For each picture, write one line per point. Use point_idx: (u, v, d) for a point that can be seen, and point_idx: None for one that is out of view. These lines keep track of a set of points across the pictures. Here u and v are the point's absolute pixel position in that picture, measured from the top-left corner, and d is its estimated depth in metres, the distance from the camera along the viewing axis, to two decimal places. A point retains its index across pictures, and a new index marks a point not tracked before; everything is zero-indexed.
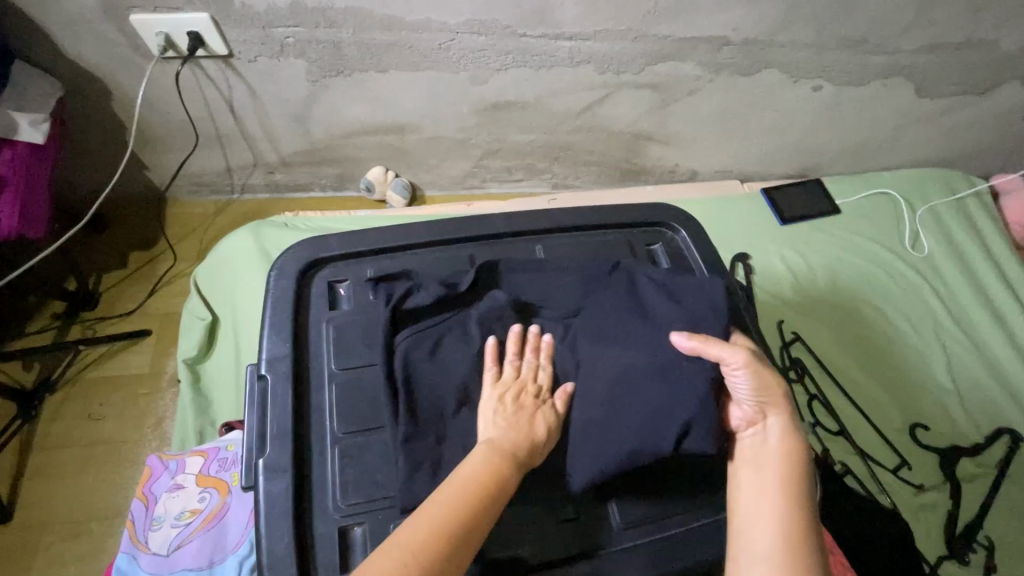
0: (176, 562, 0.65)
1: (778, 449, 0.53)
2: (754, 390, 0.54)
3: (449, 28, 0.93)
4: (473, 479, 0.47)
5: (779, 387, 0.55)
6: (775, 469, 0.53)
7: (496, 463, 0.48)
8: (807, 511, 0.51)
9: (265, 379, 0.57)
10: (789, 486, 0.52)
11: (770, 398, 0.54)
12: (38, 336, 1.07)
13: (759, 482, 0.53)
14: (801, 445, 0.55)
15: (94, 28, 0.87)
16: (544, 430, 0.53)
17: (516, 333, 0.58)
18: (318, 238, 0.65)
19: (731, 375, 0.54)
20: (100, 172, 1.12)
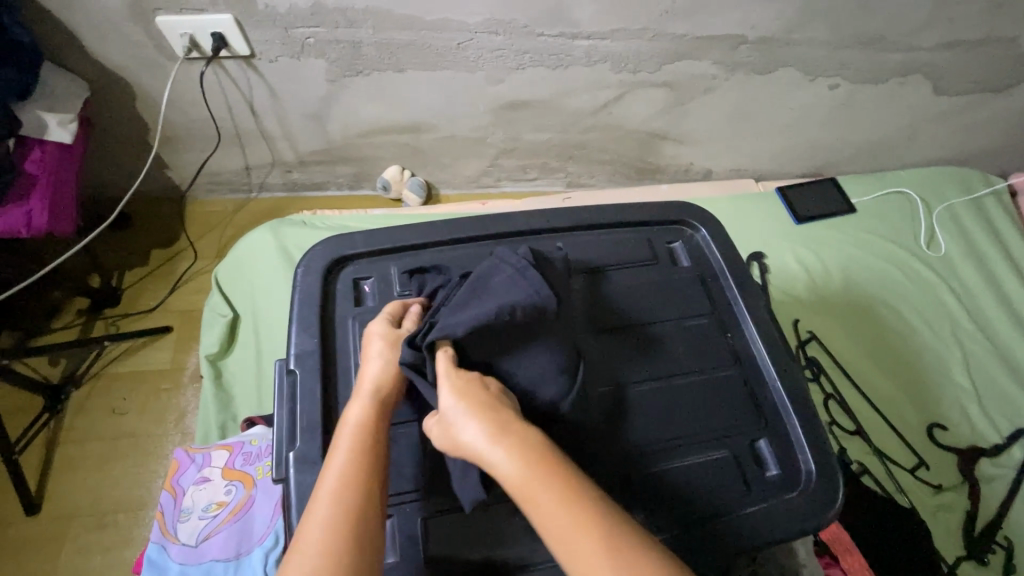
0: (204, 553, 0.67)
1: (518, 475, 0.43)
2: (461, 427, 0.47)
3: (468, 28, 0.94)
4: (342, 468, 0.46)
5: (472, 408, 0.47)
6: (535, 496, 0.42)
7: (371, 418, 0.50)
8: (589, 496, 0.42)
9: (294, 373, 0.58)
10: (554, 492, 0.42)
11: (476, 419, 0.47)
12: (63, 331, 1.09)
13: (538, 518, 0.42)
14: (525, 439, 0.45)
15: (120, 30, 0.89)
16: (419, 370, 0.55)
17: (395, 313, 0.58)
18: (343, 236, 0.66)
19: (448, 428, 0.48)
20: (123, 171, 1.14)
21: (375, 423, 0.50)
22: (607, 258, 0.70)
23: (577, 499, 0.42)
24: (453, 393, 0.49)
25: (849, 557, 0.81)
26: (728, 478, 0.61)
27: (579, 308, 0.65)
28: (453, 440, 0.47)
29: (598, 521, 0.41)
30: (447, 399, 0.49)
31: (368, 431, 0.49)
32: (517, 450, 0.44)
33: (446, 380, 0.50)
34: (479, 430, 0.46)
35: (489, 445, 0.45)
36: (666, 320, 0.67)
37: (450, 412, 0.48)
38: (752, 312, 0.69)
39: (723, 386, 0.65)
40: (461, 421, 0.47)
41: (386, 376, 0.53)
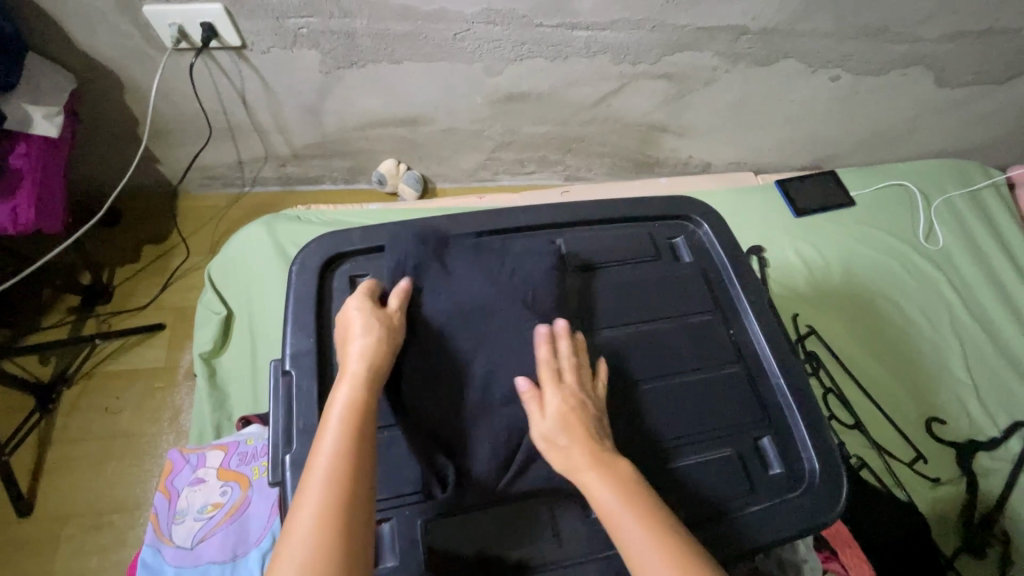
0: (200, 556, 0.66)
1: (611, 499, 0.47)
2: (556, 443, 0.50)
3: (465, 18, 0.91)
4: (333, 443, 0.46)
5: (583, 427, 0.51)
6: (619, 520, 0.47)
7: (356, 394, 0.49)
8: (667, 527, 0.47)
9: (290, 374, 0.56)
10: (640, 522, 0.46)
11: (581, 441, 0.50)
12: (53, 330, 1.07)
13: (623, 536, 0.46)
14: (625, 469, 0.49)
15: (107, 21, 0.86)
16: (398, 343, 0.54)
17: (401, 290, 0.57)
18: (339, 232, 0.64)
19: (556, 437, 0.50)
20: (112, 165, 1.11)
21: (360, 406, 0.48)
22: (608, 254, 0.69)
23: (657, 528, 0.46)
24: (558, 409, 0.51)
25: (849, 552, 0.81)
26: (730, 478, 0.60)
27: (580, 305, 0.64)
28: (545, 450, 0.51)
29: (671, 550, 0.45)
30: (556, 411, 0.51)
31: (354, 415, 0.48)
32: (613, 477, 0.48)
33: (557, 389, 0.53)
34: (578, 452, 0.50)
35: (584, 466, 0.49)
36: (668, 318, 0.66)
37: (559, 427, 0.51)
38: (755, 308, 0.68)
39: (726, 384, 0.64)
40: (566, 440, 0.50)
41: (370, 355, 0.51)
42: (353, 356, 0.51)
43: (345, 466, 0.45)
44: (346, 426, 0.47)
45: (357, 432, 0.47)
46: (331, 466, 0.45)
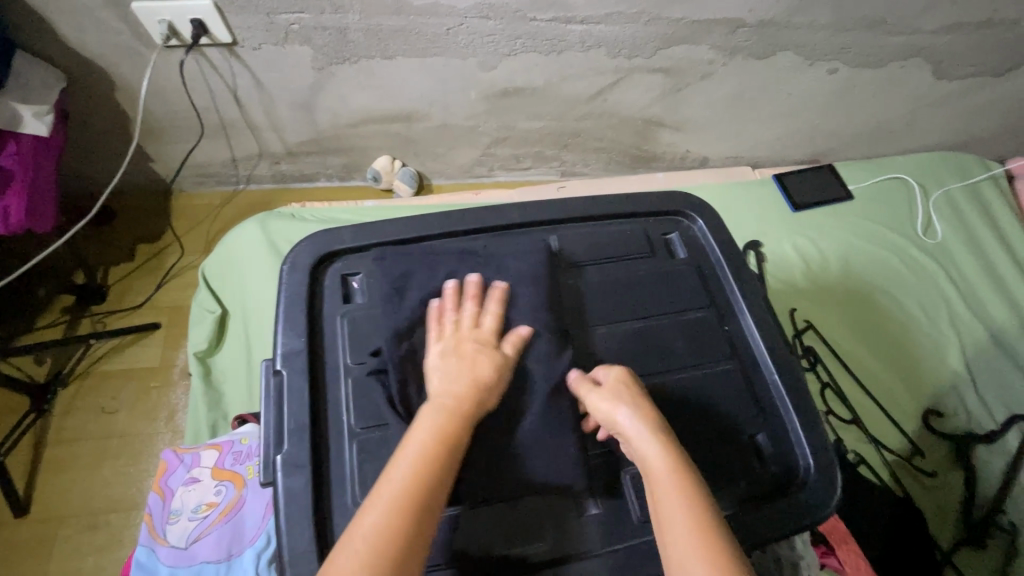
0: (195, 555, 0.66)
1: (662, 464, 0.49)
2: (614, 401, 0.53)
3: (458, 12, 0.90)
4: (419, 453, 0.47)
5: (646, 403, 0.53)
6: (664, 484, 0.48)
7: (445, 418, 0.49)
8: (712, 512, 0.46)
9: (281, 373, 0.56)
10: (683, 493, 0.47)
11: (640, 412, 0.52)
12: (47, 330, 1.06)
13: (666, 499, 0.47)
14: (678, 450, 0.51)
15: (96, 17, 0.85)
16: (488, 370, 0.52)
17: (461, 294, 0.57)
18: (331, 230, 0.64)
19: (616, 403, 0.53)
20: (104, 164, 1.11)
21: (451, 429, 0.48)
22: (604, 251, 0.68)
23: (699, 503, 0.46)
24: (625, 380, 0.54)
25: (844, 546, 0.83)
26: (724, 475, 0.59)
27: (573, 301, 0.64)
28: (603, 411, 0.53)
29: (709, 530, 0.45)
30: (621, 388, 0.54)
31: (450, 442, 0.48)
32: (667, 443, 0.50)
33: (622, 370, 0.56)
34: (639, 415, 0.52)
35: (640, 427, 0.51)
36: (663, 314, 0.66)
37: (620, 395, 0.53)
38: (749, 303, 0.68)
39: (721, 380, 0.63)
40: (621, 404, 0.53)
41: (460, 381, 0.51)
42: (465, 384, 0.51)
43: (429, 482, 0.45)
44: (439, 449, 0.47)
45: (448, 459, 0.47)
46: (416, 478, 0.45)
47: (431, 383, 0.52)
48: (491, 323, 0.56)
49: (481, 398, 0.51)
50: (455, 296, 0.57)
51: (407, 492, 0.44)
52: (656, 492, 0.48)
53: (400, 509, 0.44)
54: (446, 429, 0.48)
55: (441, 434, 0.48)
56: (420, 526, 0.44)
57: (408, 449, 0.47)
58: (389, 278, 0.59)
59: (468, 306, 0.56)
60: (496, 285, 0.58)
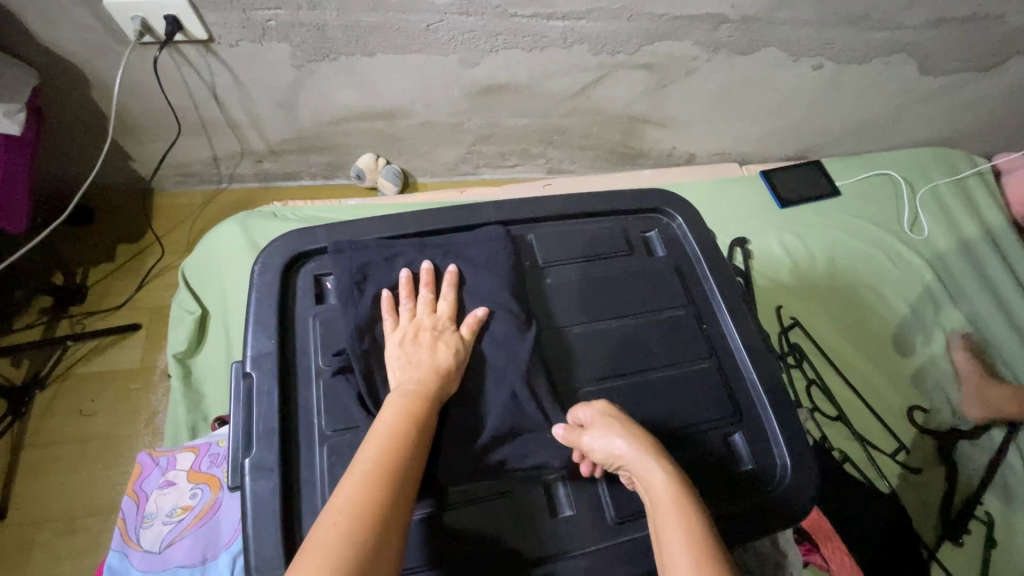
0: (168, 559, 0.65)
1: (663, 492, 0.47)
2: (607, 433, 0.51)
3: (437, 8, 0.89)
4: (388, 433, 0.47)
5: (642, 433, 0.52)
6: (666, 515, 0.46)
7: (411, 401, 0.50)
8: (713, 537, 0.44)
9: (250, 376, 0.55)
10: (685, 522, 0.45)
11: (636, 442, 0.51)
12: (26, 332, 1.05)
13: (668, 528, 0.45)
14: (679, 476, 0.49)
15: (67, 14, 0.84)
16: (447, 355, 0.54)
17: (409, 278, 0.58)
18: (304, 230, 0.63)
19: (609, 434, 0.51)
20: (81, 162, 1.09)
21: (419, 410, 0.49)
22: (582, 249, 0.68)
23: (701, 532, 0.44)
24: (616, 414, 0.54)
25: (829, 543, 0.84)
26: (701, 474, 0.59)
27: (552, 300, 0.64)
28: (599, 449, 0.51)
29: (714, 561, 0.42)
30: (612, 420, 0.53)
31: (419, 418, 0.49)
32: (667, 472, 0.49)
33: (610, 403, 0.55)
34: (636, 446, 0.51)
35: (638, 458, 0.50)
36: (641, 313, 0.65)
37: (612, 427, 0.52)
38: (727, 301, 0.68)
39: (698, 378, 0.63)
40: (613, 436, 0.51)
41: (420, 366, 0.52)
42: (426, 368, 0.52)
43: (402, 456, 0.46)
44: (409, 424, 0.48)
45: (418, 435, 0.48)
46: (388, 452, 0.45)
47: (392, 372, 0.53)
48: (447, 308, 0.58)
49: (444, 379, 0.53)
50: (409, 285, 0.58)
51: (381, 464, 0.45)
52: (659, 524, 0.46)
53: (375, 481, 0.43)
54: (415, 406, 0.49)
55: (410, 411, 0.49)
56: (396, 498, 0.43)
57: (378, 429, 0.47)
58: (350, 270, 0.58)
59: (424, 294, 0.58)
60: (448, 271, 0.60)
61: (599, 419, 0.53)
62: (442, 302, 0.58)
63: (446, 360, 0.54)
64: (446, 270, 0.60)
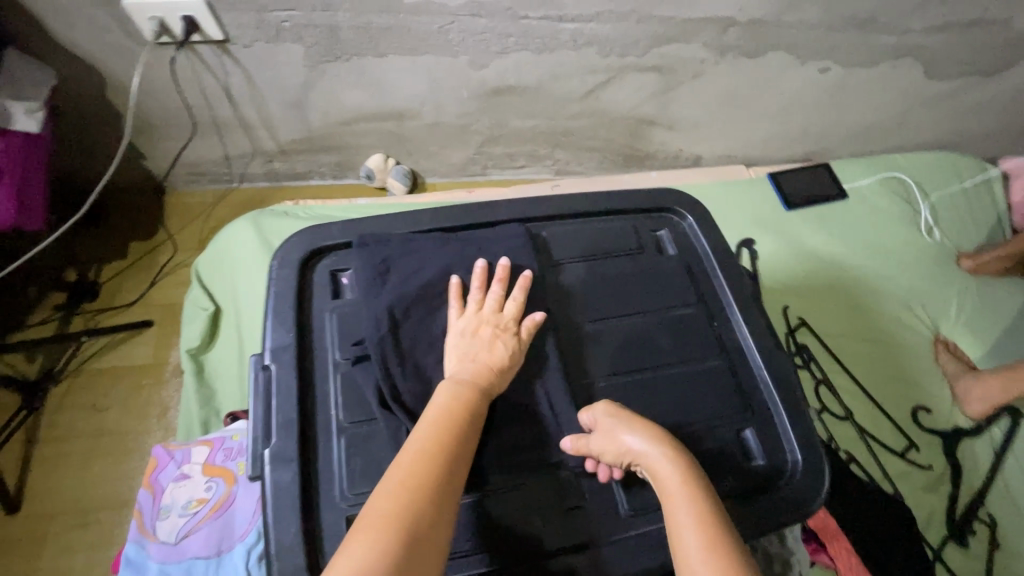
0: (185, 551, 0.66)
1: (673, 485, 0.49)
2: (615, 432, 0.52)
3: (449, 10, 0.91)
4: (448, 405, 0.50)
5: (650, 426, 0.53)
6: (676, 505, 0.48)
7: (470, 385, 0.51)
8: (721, 522, 0.47)
9: (269, 368, 0.56)
10: (698, 510, 0.47)
11: (645, 435, 0.52)
12: (39, 327, 1.06)
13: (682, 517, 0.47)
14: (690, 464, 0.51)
15: (86, 15, 0.85)
16: (503, 356, 0.54)
17: (481, 267, 0.59)
18: (320, 227, 0.64)
19: (617, 431, 0.52)
20: (96, 161, 1.11)
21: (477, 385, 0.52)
22: (594, 247, 0.69)
23: (713, 520, 0.46)
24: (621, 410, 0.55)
25: (836, 543, 0.86)
26: (713, 469, 0.60)
27: (569, 297, 0.65)
28: (609, 448, 0.52)
29: (722, 542, 0.45)
30: (615, 417, 0.54)
31: (470, 409, 0.50)
32: (677, 462, 0.50)
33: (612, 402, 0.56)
34: (645, 440, 0.52)
35: (649, 451, 0.51)
36: (651, 310, 0.66)
37: (616, 424, 0.53)
38: (737, 299, 0.68)
39: (709, 375, 0.64)
40: (621, 432, 0.52)
41: (478, 359, 0.53)
42: (484, 365, 0.53)
43: (462, 424, 0.49)
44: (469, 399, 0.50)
45: (468, 425, 0.49)
46: (437, 439, 0.47)
47: (451, 358, 0.54)
48: (513, 308, 0.57)
49: (497, 377, 0.53)
50: (483, 276, 0.59)
51: (442, 431, 0.48)
52: (671, 515, 0.48)
53: (421, 465, 0.45)
54: (470, 394, 0.51)
55: (462, 400, 0.50)
56: (441, 484, 0.44)
57: (427, 415, 0.49)
58: (370, 265, 0.60)
59: (493, 289, 0.58)
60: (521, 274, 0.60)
61: (603, 422, 0.54)
62: (516, 299, 0.58)
63: (505, 361, 0.54)
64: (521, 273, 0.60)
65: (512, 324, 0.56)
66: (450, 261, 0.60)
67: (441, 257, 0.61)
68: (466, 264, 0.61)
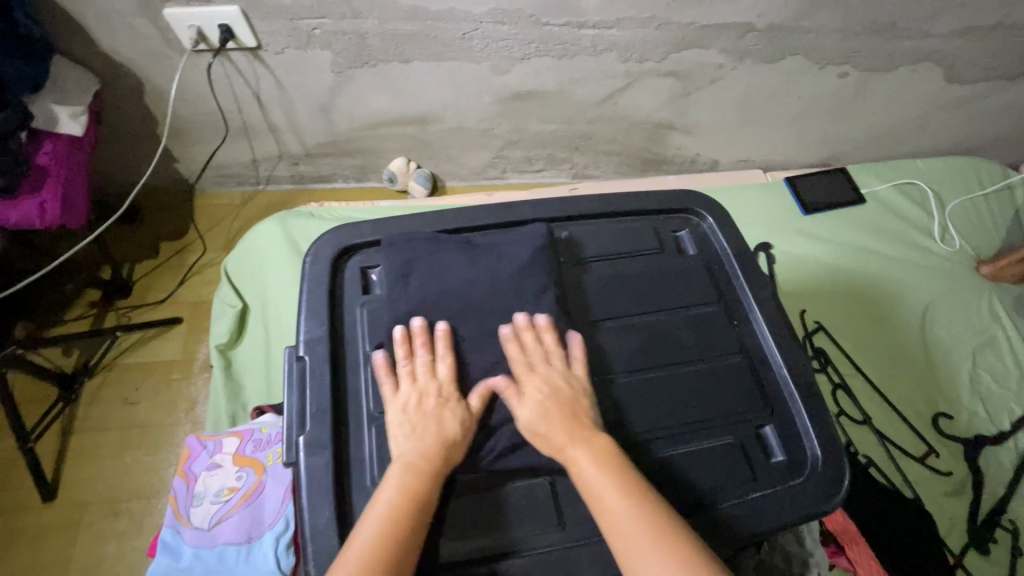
0: (217, 536, 0.69)
1: (593, 475, 0.51)
2: (536, 426, 0.54)
3: (473, 17, 0.94)
4: (402, 476, 0.50)
5: (558, 416, 0.54)
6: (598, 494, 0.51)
7: (425, 453, 0.52)
8: (642, 503, 0.50)
9: (304, 359, 0.58)
10: (619, 492, 0.50)
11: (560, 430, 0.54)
12: (76, 323, 1.11)
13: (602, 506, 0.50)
14: (605, 451, 0.53)
15: (129, 23, 0.89)
16: (454, 430, 0.53)
17: (402, 333, 0.58)
18: (351, 226, 0.66)
19: (533, 426, 0.54)
20: (131, 164, 1.15)
21: (432, 454, 0.52)
22: (615, 246, 0.70)
23: (634, 503, 0.50)
24: (535, 397, 0.55)
25: (854, 546, 0.83)
26: (733, 466, 0.61)
27: (590, 297, 0.66)
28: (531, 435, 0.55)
29: (644, 523, 0.49)
30: (528, 408, 0.55)
31: (418, 498, 0.50)
32: (594, 454, 0.52)
33: (532, 379, 0.56)
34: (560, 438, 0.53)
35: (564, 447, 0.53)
36: (672, 309, 0.67)
37: (530, 420, 0.54)
38: (758, 299, 0.69)
39: (730, 373, 0.65)
40: (542, 426, 0.54)
41: (426, 438, 0.52)
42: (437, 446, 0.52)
43: (418, 495, 0.50)
44: (425, 467, 0.51)
45: (413, 516, 0.49)
46: (393, 518, 0.48)
47: (396, 439, 0.53)
48: (447, 372, 0.56)
49: (450, 450, 0.53)
50: (406, 343, 0.57)
51: (396, 505, 0.49)
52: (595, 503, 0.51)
53: (369, 570, 0.46)
54: (426, 462, 0.51)
55: (408, 490, 0.50)
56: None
57: (370, 517, 0.49)
58: (397, 262, 0.62)
59: (420, 355, 0.57)
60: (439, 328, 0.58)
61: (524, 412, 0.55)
62: (446, 361, 0.56)
63: (455, 432, 0.53)
64: (437, 326, 0.58)
65: (452, 392, 0.55)
66: (476, 259, 0.62)
67: (469, 255, 0.62)
68: (493, 261, 0.62)
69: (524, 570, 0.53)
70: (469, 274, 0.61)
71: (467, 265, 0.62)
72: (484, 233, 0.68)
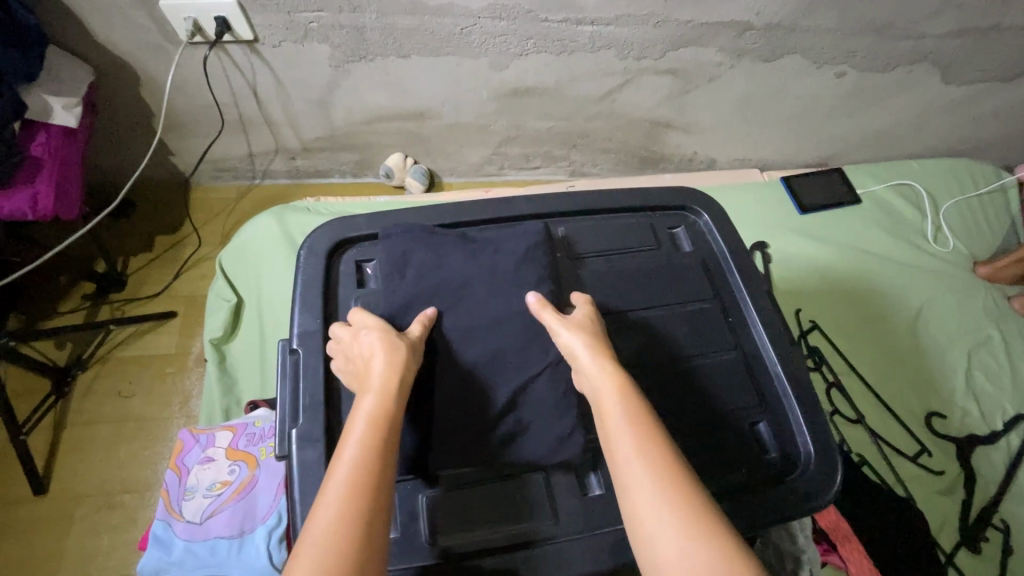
0: (209, 530, 0.68)
1: (607, 394, 0.49)
2: (572, 336, 0.54)
3: (472, 13, 0.93)
4: (369, 404, 0.47)
5: (596, 335, 0.55)
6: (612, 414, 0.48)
7: (385, 378, 0.49)
8: (651, 426, 0.47)
9: (297, 353, 0.58)
10: (633, 417, 0.48)
11: (589, 349, 0.53)
12: (69, 316, 1.10)
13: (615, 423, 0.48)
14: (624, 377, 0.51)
15: (125, 14, 0.89)
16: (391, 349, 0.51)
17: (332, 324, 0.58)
18: (346, 218, 0.66)
19: (564, 338, 0.55)
20: (126, 156, 1.14)
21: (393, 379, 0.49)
22: (611, 242, 0.70)
23: (644, 426, 0.47)
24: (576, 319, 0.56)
25: (847, 544, 0.83)
26: (726, 461, 0.61)
27: (585, 292, 0.66)
28: (563, 341, 0.54)
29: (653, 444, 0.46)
30: (564, 326, 0.55)
31: (387, 422, 0.47)
32: (613, 375, 0.51)
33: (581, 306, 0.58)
34: (588, 352, 0.53)
35: (591, 360, 0.52)
36: (668, 305, 0.67)
37: (565, 334, 0.54)
38: (753, 297, 0.69)
39: (724, 368, 0.65)
40: (570, 343, 0.54)
41: (380, 364, 0.50)
42: (380, 356, 0.50)
43: (386, 420, 0.47)
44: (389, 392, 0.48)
45: (388, 434, 0.46)
46: (365, 446, 0.45)
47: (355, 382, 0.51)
48: (372, 317, 0.55)
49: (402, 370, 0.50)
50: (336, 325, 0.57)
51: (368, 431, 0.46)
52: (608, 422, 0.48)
53: (349, 502, 0.42)
54: (387, 386, 0.49)
55: (377, 416, 0.47)
56: (375, 501, 0.42)
57: (348, 445, 0.45)
58: (392, 256, 0.62)
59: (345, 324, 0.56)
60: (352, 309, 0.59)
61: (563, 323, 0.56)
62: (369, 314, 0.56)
63: (398, 351, 0.51)
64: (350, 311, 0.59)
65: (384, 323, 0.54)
66: (471, 252, 0.62)
67: (464, 248, 0.62)
68: (490, 254, 0.62)
69: (516, 563, 0.53)
70: (465, 267, 0.61)
71: (463, 257, 0.61)
72: (480, 228, 0.68)
